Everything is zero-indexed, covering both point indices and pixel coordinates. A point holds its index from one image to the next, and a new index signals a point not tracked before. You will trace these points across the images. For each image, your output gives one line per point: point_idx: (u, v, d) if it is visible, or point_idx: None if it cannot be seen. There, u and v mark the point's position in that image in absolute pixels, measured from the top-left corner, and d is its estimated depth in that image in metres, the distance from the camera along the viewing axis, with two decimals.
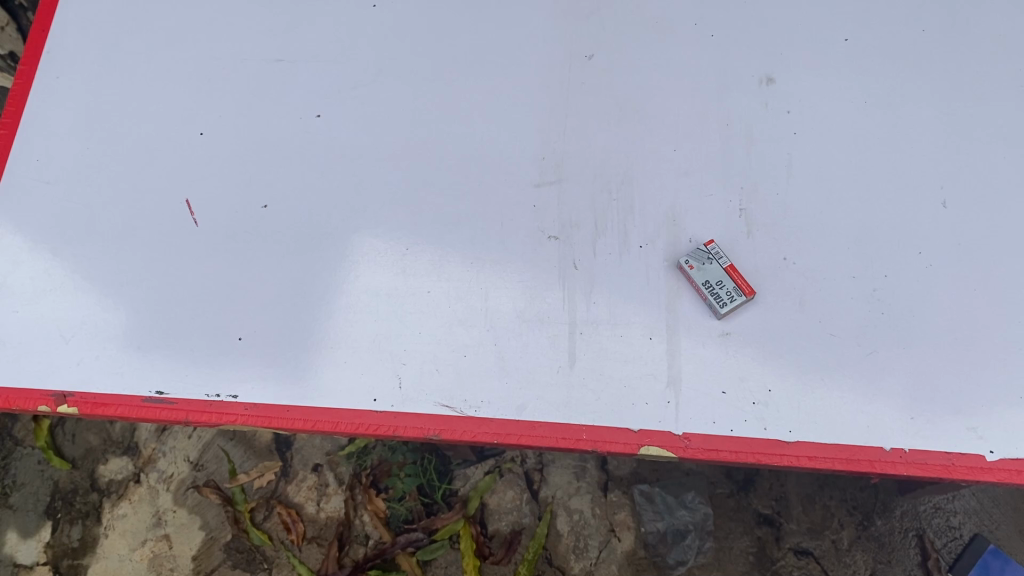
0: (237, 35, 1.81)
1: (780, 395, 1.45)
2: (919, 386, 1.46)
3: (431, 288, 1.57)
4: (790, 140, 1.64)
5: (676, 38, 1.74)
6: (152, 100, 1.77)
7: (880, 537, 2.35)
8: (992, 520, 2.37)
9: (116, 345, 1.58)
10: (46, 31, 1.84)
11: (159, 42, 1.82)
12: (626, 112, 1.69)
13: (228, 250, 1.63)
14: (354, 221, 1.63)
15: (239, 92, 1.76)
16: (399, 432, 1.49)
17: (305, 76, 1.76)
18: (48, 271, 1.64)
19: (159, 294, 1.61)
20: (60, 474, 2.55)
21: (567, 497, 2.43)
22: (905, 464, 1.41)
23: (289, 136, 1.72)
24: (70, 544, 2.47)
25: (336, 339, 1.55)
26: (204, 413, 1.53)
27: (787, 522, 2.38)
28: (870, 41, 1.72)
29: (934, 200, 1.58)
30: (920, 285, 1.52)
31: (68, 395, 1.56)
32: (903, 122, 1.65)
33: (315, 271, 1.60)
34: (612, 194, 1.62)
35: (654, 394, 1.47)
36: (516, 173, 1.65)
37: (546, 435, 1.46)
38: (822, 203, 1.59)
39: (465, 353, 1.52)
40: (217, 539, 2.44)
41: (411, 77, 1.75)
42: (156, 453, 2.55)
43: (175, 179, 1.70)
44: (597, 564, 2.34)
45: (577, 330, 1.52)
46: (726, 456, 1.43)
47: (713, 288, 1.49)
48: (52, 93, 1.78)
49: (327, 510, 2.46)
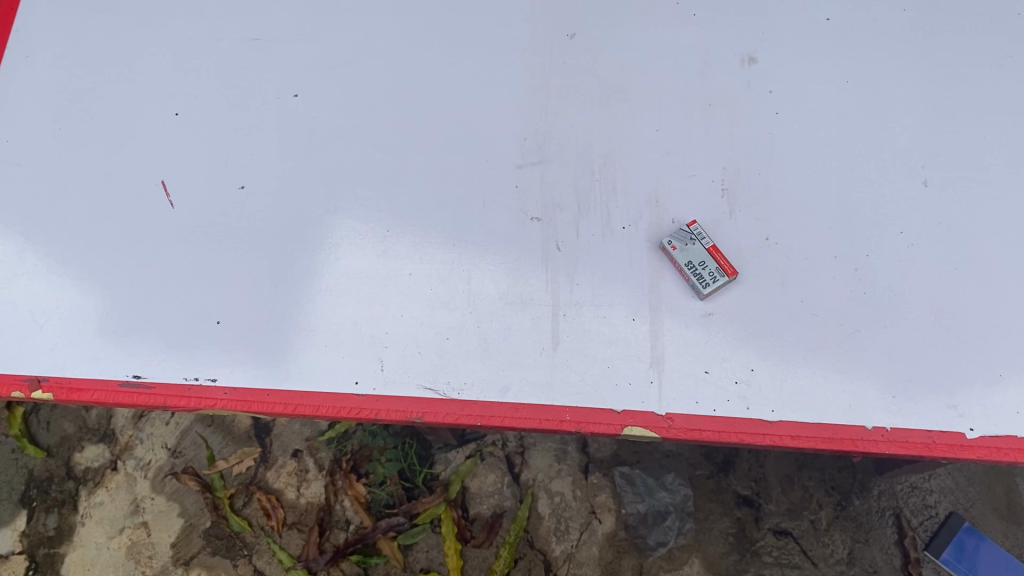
0: (211, 13, 1.76)
1: (763, 375, 1.46)
2: (898, 366, 1.47)
3: (412, 270, 1.54)
4: (773, 121, 1.64)
5: (659, 17, 1.73)
6: (125, 79, 1.72)
7: (858, 517, 2.39)
8: (968, 499, 2.42)
9: (91, 329, 1.54)
10: (14, 8, 1.77)
11: (131, 21, 1.76)
12: (609, 92, 1.67)
13: (205, 232, 1.59)
14: (333, 202, 1.60)
15: (214, 71, 1.72)
16: (382, 415, 1.47)
17: (281, 54, 1.72)
18: (19, 254, 1.59)
19: (134, 276, 1.57)
20: (35, 462, 2.50)
21: (548, 479, 2.44)
22: (887, 443, 1.43)
23: (265, 115, 1.68)
24: (46, 532, 2.42)
25: (317, 322, 1.52)
26: (183, 397, 1.50)
27: (766, 503, 2.40)
28: (851, 22, 1.72)
29: (914, 180, 1.59)
30: (900, 265, 1.53)
31: (42, 380, 1.52)
32: (884, 103, 1.65)
33: (293, 253, 1.57)
34: (595, 175, 1.61)
35: (637, 374, 1.47)
36: (497, 154, 1.62)
37: (529, 417, 1.45)
38: (804, 183, 1.59)
39: (448, 335, 1.50)
40: (196, 526, 2.41)
41: (390, 55, 1.71)
42: (133, 440, 2.52)
43: (150, 160, 1.65)
44: (578, 546, 2.35)
45: (560, 311, 1.51)
46: (708, 435, 1.43)
47: (696, 269, 1.49)
48: (21, 72, 1.72)
49: (308, 495, 2.44)
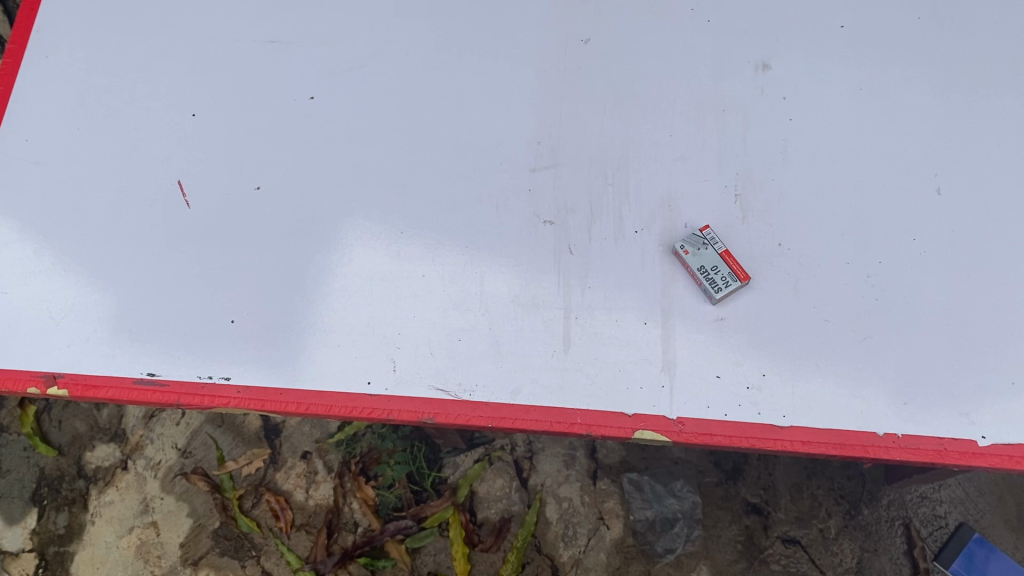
0: (229, 16, 1.79)
1: (774, 380, 1.46)
2: (910, 373, 1.47)
3: (426, 272, 1.56)
4: (786, 127, 1.64)
5: (673, 23, 1.74)
6: (144, 81, 1.74)
7: (867, 526, 2.37)
8: (978, 510, 2.40)
9: (107, 327, 1.56)
10: (35, 11, 1.80)
11: (151, 23, 1.79)
12: (622, 97, 1.68)
13: (221, 232, 1.61)
14: (348, 204, 1.62)
15: (231, 73, 1.74)
16: (394, 415, 1.48)
17: (298, 58, 1.74)
18: (37, 253, 1.61)
19: (151, 275, 1.59)
20: (46, 461, 2.52)
21: (556, 485, 2.44)
22: (899, 449, 1.42)
23: (281, 118, 1.70)
24: (56, 531, 2.44)
25: (330, 322, 1.53)
26: (197, 395, 1.51)
27: (775, 511, 2.39)
28: (865, 28, 1.72)
29: (928, 187, 1.59)
30: (913, 272, 1.53)
31: (57, 376, 1.53)
32: (898, 110, 1.65)
33: (308, 253, 1.59)
34: (608, 179, 1.61)
35: (649, 378, 1.47)
36: (511, 158, 1.64)
37: (540, 419, 1.45)
38: (817, 189, 1.59)
39: (459, 337, 1.51)
40: (205, 526, 2.42)
41: (406, 59, 1.73)
42: (143, 440, 2.53)
43: (167, 161, 1.67)
44: (585, 552, 2.35)
45: (572, 314, 1.51)
46: (720, 440, 1.43)
47: (708, 273, 1.49)
48: (42, 73, 1.75)
49: (316, 497, 2.45)
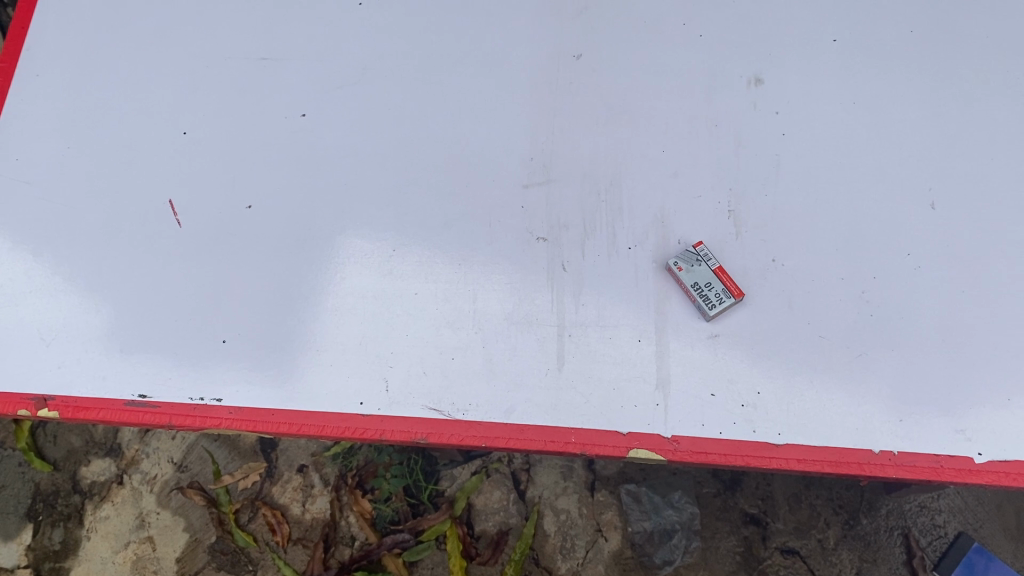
0: (220, 33, 1.78)
1: (769, 397, 1.45)
2: (906, 388, 1.46)
3: (418, 290, 1.55)
4: (779, 142, 1.64)
5: (665, 37, 1.73)
6: (135, 99, 1.73)
7: (866, 536, 2.36)
8: (977, 519, 2.40)
9: (98, 348, 1.55)
10: (26, 28, 1.80)
11: (142, 41, 1.78)
12: (615, 113, 1.68)
13: (212, 251, 1.60)
14: (340, 222, 1.61)
15: (222, 91, 1.73)
16: (387, 435, 1.47)
17: (290, 75, 1.74)
18: (28, 273, 1.60)
19: (142, 295, 1.58)
20: (41, 476, 2.50)
21: (554, 496, 2.42)
22: (895, 467, 1.42)
23: (273, 136, 1.69)
24: (52, 546, 2.43)
25: (322, 341, 1.53)
26: (189, 416, 1.50)
27: (773, 521, 2.38)
28: (857, 42, 1.72)
29: (922, 201, 1.58)
30: (908, 286, 1.52)
31: (48, 398, 1.53)
32: (891, 124, 1.65)
33: (299, 271, 1.58)
34: (601, 195, 1.61)
35: (644, 396, 1.46)
36: (505, 174, 1.63)
37: (533, 438, 1.45)
38: (810, 204, 1.58)
39: (453, 356, 1.50)
40: (201, 540, 2.41)
41: (399, 75, 1.73)
42: (139, 455, 2.51)
43: (159, 179, 1.67)
44: (584, 565, 2.33)
45: (565, 332, 1.50)
46: (715, 458, 1.42)
47: (702, 289, 1.48)
48: (32, 91, 1.74)
49: (313, 511, 2.44)
